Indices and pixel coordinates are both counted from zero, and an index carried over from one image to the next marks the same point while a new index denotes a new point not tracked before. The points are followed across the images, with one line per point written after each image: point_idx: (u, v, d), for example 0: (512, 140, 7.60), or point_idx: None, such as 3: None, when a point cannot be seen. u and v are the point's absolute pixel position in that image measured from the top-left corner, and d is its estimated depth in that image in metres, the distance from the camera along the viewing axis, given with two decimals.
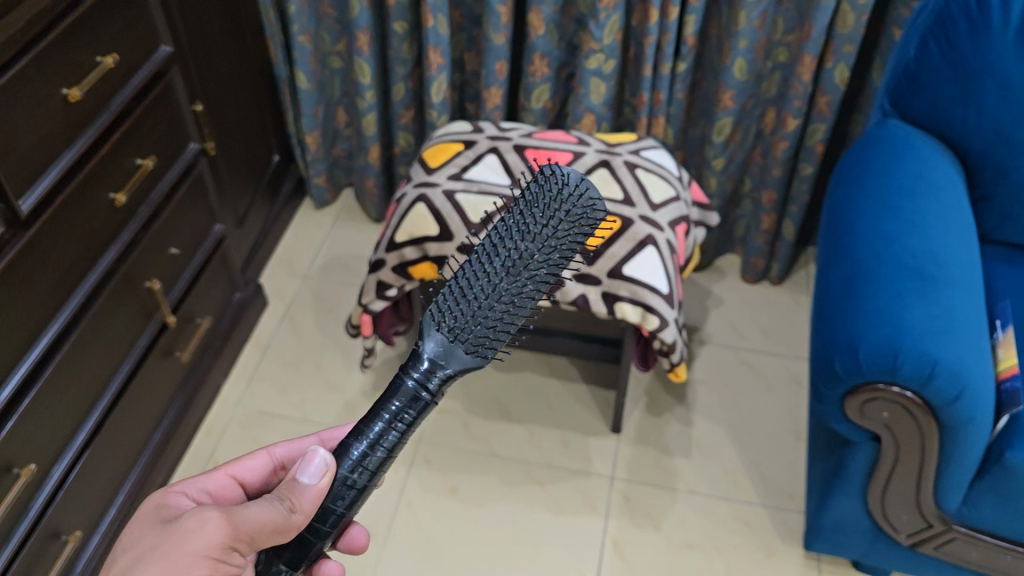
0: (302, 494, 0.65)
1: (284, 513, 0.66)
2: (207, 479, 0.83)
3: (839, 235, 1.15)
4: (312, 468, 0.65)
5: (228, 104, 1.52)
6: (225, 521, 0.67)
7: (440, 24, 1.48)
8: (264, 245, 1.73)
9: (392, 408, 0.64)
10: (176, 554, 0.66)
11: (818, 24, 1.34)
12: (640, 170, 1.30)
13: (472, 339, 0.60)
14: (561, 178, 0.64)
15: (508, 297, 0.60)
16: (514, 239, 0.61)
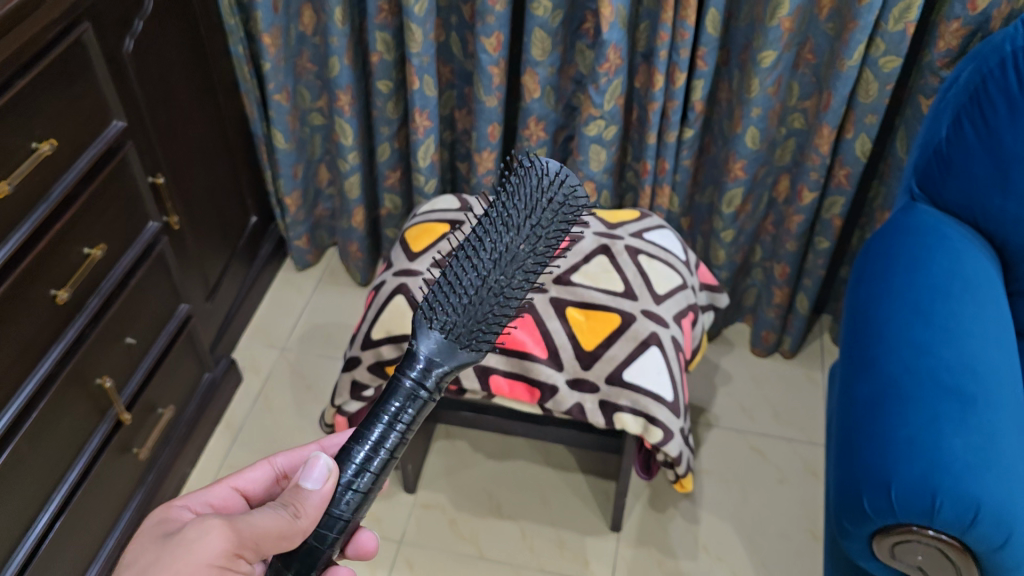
0: (309, 498, 0.62)
1: (289, 518, 0.62)
2: (210, 492, 0.81)
3: (866, 335, 1.03)
4: (315, 473, 0.61)
5: (198, 169, 1.41)
6: (227, 529, 0.63)
7: (427, 86, 1.36)
8: (240, 314, 1.61)
9: (391, 410, 0.62)
10: (178, 563, 0.61)
11: (838, 94, 1.23)
12: (643, 255, 1.18)
13: (467, 335, 0.61)
14: (538, 175, 0.67)
15: (503, 287, 0.61)
16: (500, 233, 0.63)
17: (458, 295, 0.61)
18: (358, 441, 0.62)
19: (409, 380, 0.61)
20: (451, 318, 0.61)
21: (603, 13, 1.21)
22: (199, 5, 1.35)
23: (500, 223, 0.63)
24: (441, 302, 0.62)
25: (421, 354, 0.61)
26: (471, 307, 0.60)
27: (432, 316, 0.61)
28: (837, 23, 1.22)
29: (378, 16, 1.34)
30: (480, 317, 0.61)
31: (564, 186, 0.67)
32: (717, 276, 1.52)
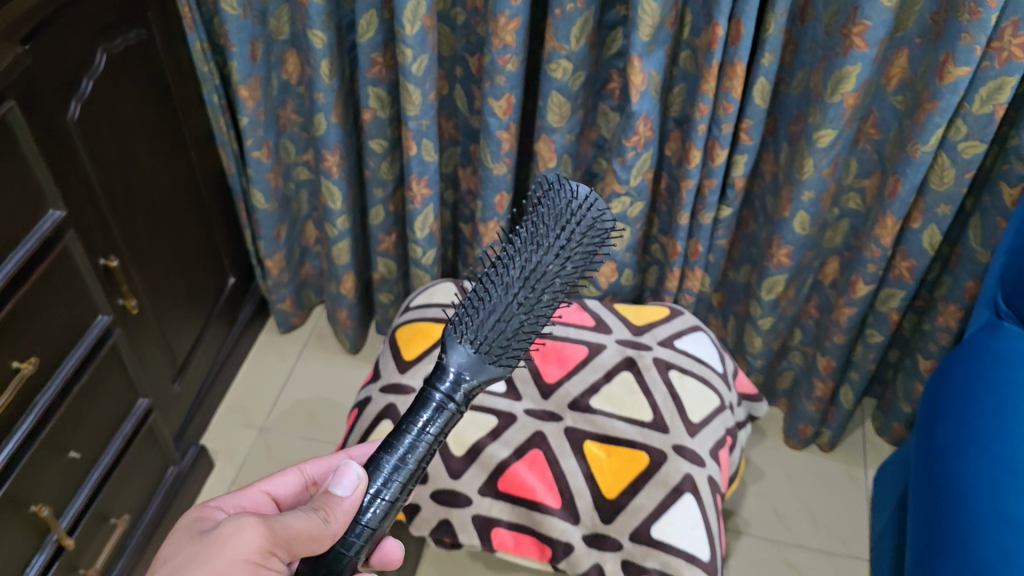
0: (343, 503, 0.57)
1: (319, 521, 0.57)
2: (239, 497, 0.72)
3: (938, 477, 0.84)
4: (346, 480, 0.58)
5: (164, 238, 1.24)
6: (261, 529, 0.57)
7: (426, 150, 1.18)
8: (213, 389, 1.44)
9: (420, 421, 0.56)
10: (215, 561, 0.56)
11: (907, 182, 1.04)
12: (674, 370, 1.01)
13: (497, 350, 0.56)
14: (569, 192, 0.64)
15: (533, 303, 0.58)
16: (531, 250, 0.60)
17: (487, 308, 0.57)
18: (386, 450, 0.57)
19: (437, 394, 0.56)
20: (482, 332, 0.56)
21: (634, 80, 1.03)
22: (166, 53, 1.18)
23: (532, 241, 0.61)
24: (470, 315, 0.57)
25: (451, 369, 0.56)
26: (502, 321, 0.57)
27: (462, 330, 0.57)
28: (907, 95, 1.04)
29: (371, 69, 1.16)
30: (509, 333, 0.57)
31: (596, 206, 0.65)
32: (751, 365, 1.35)
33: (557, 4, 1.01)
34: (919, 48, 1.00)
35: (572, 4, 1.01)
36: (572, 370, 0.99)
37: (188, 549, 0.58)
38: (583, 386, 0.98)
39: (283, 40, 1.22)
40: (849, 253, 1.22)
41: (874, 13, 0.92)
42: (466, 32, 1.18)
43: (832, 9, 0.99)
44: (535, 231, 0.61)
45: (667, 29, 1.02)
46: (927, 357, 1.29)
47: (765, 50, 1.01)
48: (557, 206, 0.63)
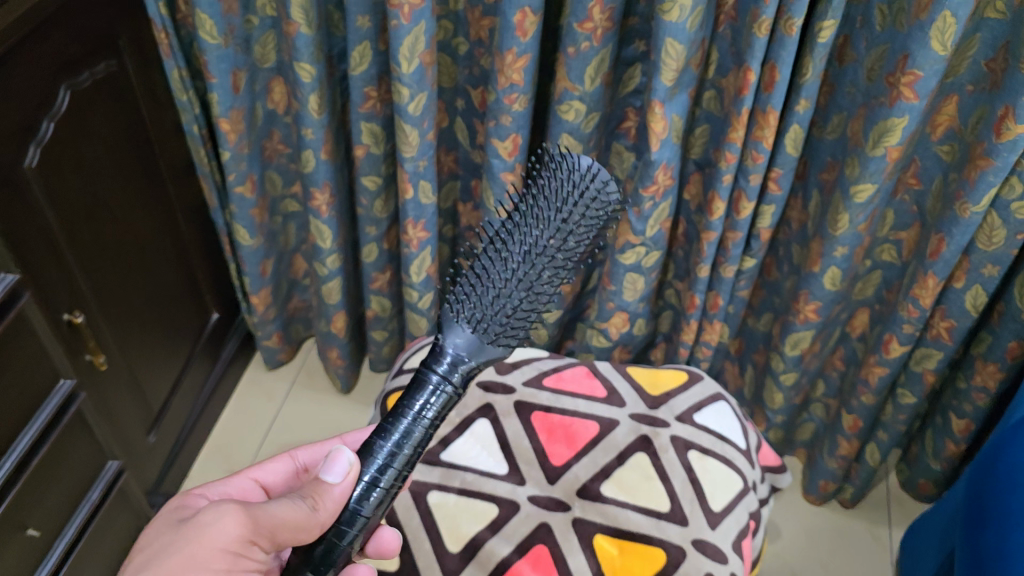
0: (332, 492, 0.53)
1: (305, 510, 0.53)
2: (227, 485, 0.70)
3: (984, 552, 0.71)
4: (336, 467, 0.53)
5: (138, 282, 1.14)
6: (240, 519, 0.54)
7: (423, 192, 1.08)
8: (193, 434, 1.35)
9: (417, 404, 0.52)
10: (192, 548, 0.53)
11: (953, 242, 0.94)
12: (693, 450, 0.92)
13: (496, 330, 0.52)
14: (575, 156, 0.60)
15: (535, 279, 0.53)
16: (533, 220, 0.55)
17: (486, 285, 0.53)
18: (380, 436, 0.53)
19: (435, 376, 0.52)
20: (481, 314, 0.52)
21: (654, 127, 0.93)
22: (139, 85, 1.07)
23: (534, 210, 0.56)
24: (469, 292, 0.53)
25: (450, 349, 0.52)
26: (502, 300, 0.52)
27: (458, 310, 0.53)
28: (955, 145, 0.94)
29: (363, 104, 1.06)
30: (509, 312, 0.52)
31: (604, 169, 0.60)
32: (771, 419, 1.25)
33: (570, 41, 0.91)
34: (970, 96, 0.90)
35: (587, 42, 0.91)
36: (582, 450, 0.90)
37: (167, 538, 0.56)
38: (594, 469, 0.89)
39: (268, 68, 1.12)
40: (881, 307, 1.12)
41: (926, 63, 0.82)
42: (469, 63, 1.08)
43: (876, 53, 0.88)
44: (537, 199, 0.56)
45: (691, 72, 0.92)
46: (960, 416, 1.19)
47: (801, 97, 0.91)
48: (561, 171, 0.58)
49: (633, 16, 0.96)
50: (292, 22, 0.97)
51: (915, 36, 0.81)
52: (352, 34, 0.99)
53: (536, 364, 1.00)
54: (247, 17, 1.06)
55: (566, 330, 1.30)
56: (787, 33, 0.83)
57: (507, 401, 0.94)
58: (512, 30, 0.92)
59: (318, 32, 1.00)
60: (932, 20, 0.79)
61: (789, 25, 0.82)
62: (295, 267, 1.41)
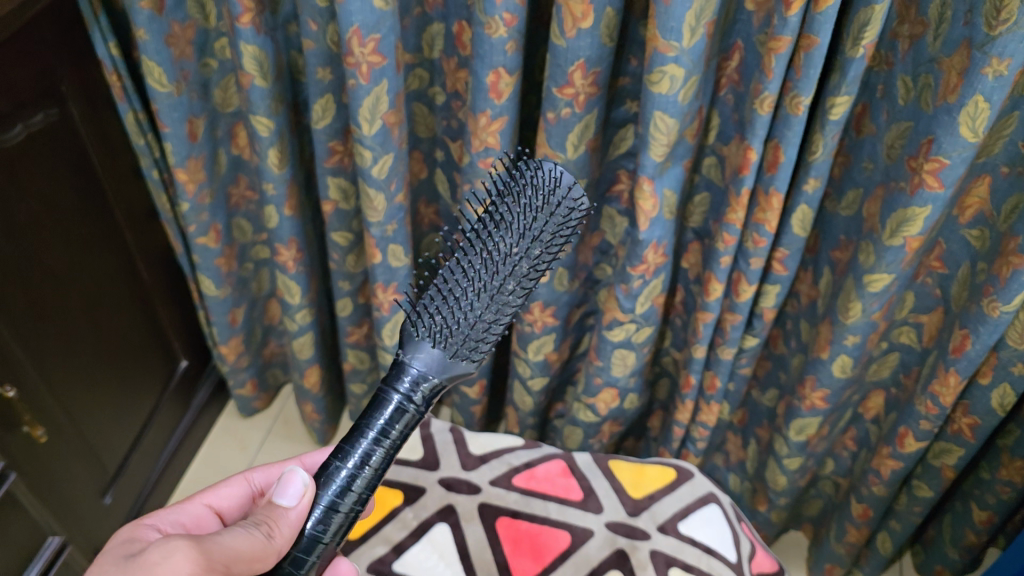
0: (289, 518, 0.51)
1: (262, 538, 0.51)
2: (180, 513, 0.63)
3: None
4: (290, 490, 0.52)
5: (90, 340, 1.05)
6: (193, 551, 0.50)
7: (394, 255, 0.99)
8: (157, 489, 1.27)
9: (378, 425, 0.52)
10: None
11: (979, 340, 0.83)
12: (675, 567, 0.81)
13: (463, 346, 0.53)
14: (542, 174, 0.61)
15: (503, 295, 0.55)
16: (501, 236, 0.56)
17: (457, 300, 0.54)
18: (339, 460, 0.51)
19: (397, 397, 0.52)
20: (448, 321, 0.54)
21: (643, 204, 0.83)
22: (87, 129, 0.98)
23: (502, 227, 0.57)
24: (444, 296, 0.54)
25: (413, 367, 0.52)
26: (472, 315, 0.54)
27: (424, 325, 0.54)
28: (986, 231, 0.82)
29: (329, 159, 0.97)
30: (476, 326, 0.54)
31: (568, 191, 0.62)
32: (773, 500, 1.15)
33: (550, 106, 0.81)
34: (1004, 179, 0.78)
35: (568, 109, 0.81)
36: (549, 566, 0.81)
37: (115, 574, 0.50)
38: None
39: (230, 113, 1.05)
40: (897, 392, 1.01)
41: (953, 149, 0.70)
42: (446, 114, 0.98)
43: (898, 129, 0.77)
44: (505, 217, 0.57)
45: (686, 143, 0.81)
46: (982, 508, 1.06)
47: (810, 175, 0.80)
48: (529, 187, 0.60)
49: (624, 76, 0.86)
50: (246, 73, 0.88)
51: (941, 119, 0.70)
52: (313, 86, 0.89)
53: (507, 457, 0.91)
54: (205, 61, 0.98)
55: (554, 395, 1.20)
56: (793, 112, 0.73)
57: (470, 503, 0.85)
58: (486, 91, 0.82)
59: (276, 83, 0.91)
60: (962, 103, 0.68)
61: (796, 103, 0.72)
62: (271, 314, 1.33)
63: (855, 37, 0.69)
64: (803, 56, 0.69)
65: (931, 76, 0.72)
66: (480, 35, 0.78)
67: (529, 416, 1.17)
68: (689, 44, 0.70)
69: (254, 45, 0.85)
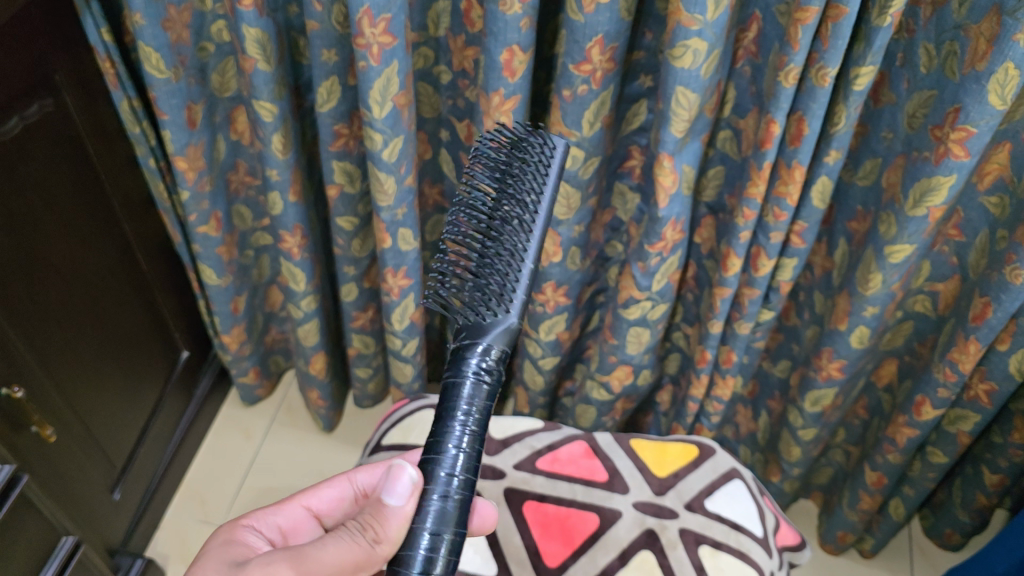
0: (393, 516, 0.51)
1: (366, 546, 0.53)
2: (278, 514, 0.64)
3: None
4: (398, 488, 0.50)
5: (93, 335, 1.03)
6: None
7: (403, 239, 0.97)
8: (165, 481, 1.26)
9: (462, 407, 0.51)
10: None
11: (1000, 308, 0.83)
12: (704, 545, 0.81)
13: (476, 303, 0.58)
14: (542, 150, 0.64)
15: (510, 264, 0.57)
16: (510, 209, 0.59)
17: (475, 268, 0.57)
18: (436, 453, 0.50)
19: (469, 375, 0.52)
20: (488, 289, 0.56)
21: (662, 181, 0.82)
22: (81, 116, 0.95)
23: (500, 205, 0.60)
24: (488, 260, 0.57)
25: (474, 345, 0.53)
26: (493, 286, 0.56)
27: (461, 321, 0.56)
28: (1005, 198, 0.82)
29: (334, 143, 0.94)
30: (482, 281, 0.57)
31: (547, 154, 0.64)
32: (787, 471, 1.15)
33: (566, 84, 0.79)
34: None
35: (585, 86, 0.79)
36: (579, 549, 0.80)
37: None
38: (593, 571, 0.79)
39: (228, 97, 1.02)
40: (911, 360, 1.01)
41: (981, 118, 0.70)
42: (453, 93, 0.96)
43: (919, 98, 0.77)
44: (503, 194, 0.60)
45: (705, 118, 0.80)
46: (993, 471, 1.07)
47: (831, 147, 0.79)
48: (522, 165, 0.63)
49: (639, 50, 0.84)
50: (249, 57, 0.85)
51: (969, 87, 0.70)
52: (318, 69, 0.87)
53: (529, 440, 0.90)
54: (201, 45, 0.95)
55: (564, 373, 1.19)
56: (819, 84, 0.72)
57: (497, 488, 0.84)
58: (499, 70, 0.80)
59: (279, 66, 0.88)
60: (991, 71, 0.67)
61: (822, 75, 0.71)
62: (272, 300, 1.31)
63: (881, 6, 0.68)
64: (830, 26, 0.68)
65: (956, 43, 0.70)
66: (493, 13, 0.76)
67: (539, 396, 1.16)
68: (713, 17, 0.69)
69: (257, 28, 0.83)
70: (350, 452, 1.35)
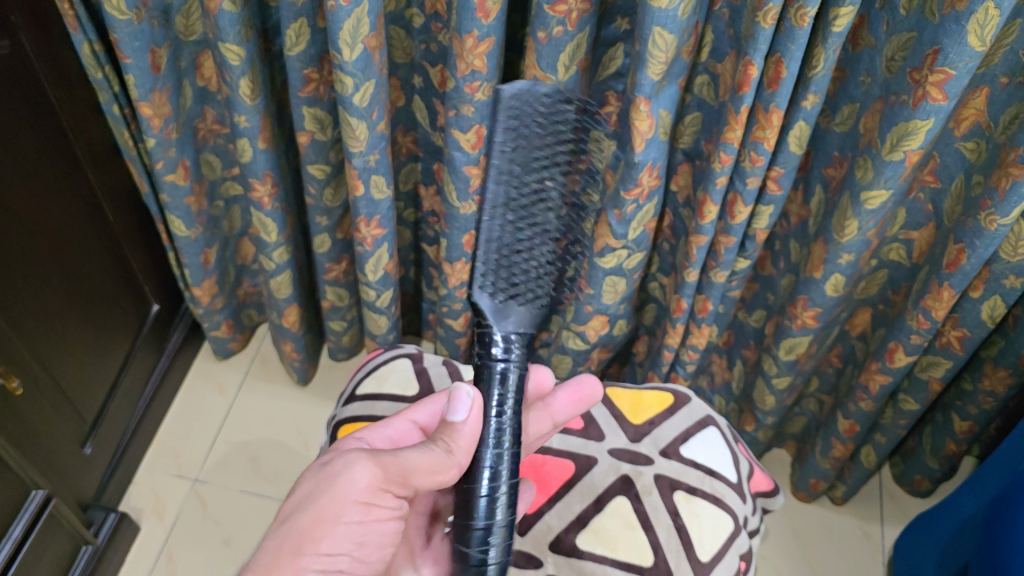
0: (462, 431, 0.60)
1: (441, 452, 0.61)
2: (386, 427, 0.67)
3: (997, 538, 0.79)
4: (460, 405, 0.60)
5: (56, 285, 1.00)
6: (372, 463, 0.60)
7: (376, 187, 0.96)
8: (138, 436, 1.25)
9: (494, 411, 0.61)
10: (328, 499, 0.58)
11: (974, 254, 0.83)
12: (680, 490, 0.82)
13: (503, 288, 0.64)
14: (552, 109, 0.67)
15: (519, 268, 0.65)
16: (502, 223, 0.64)
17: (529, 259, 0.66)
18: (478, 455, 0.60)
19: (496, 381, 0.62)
20: (514, 275, 0.64)
21: (639, 126, 0.81)
22: (39, 59, 0.91)
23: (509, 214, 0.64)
24: (492, 270, 0.64)
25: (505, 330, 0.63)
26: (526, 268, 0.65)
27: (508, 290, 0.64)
28: (982, 142, 0.81)
29: (304, 88, 0.92)
30: (510, 271, 0.64)
31: (555, 114, 0.67)
32: (761, 420, 1.16)
33: (541, 25, 0.78)
34: (1003, 91, 0.77)
35: (560, 27, 0.77)
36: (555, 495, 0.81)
37: (310, 484, 0.59)
38: (569, 517, 0.79)
39: (194, 41, 0.99)
40: (886, 308, 1.02)
41: (961, 59, 0.69)
42: (426, 37, 0.94)
43: (898, 41, 0.76)
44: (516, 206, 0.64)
45: (683, 60, 0.79)
46: (963, 418, 1.08)
47: (809, 91, 0.78)
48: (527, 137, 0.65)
49: None
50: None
51: (949, 28, 0.69)
52: (286, 10, 0.84)
53: None
54: None
55: None
56: (798, 25, 0.71)
57: None
58: (473, 11, 0.78)
59: (245, 8, 0.86)
60: (971, 11, 0.66)
61: (801, 15, 0.70)
62: (243, 253, 1.29)
63: None
64: None
65: None
66: None
67: None
68: None
69: None
70: (325, 405, 1.35)
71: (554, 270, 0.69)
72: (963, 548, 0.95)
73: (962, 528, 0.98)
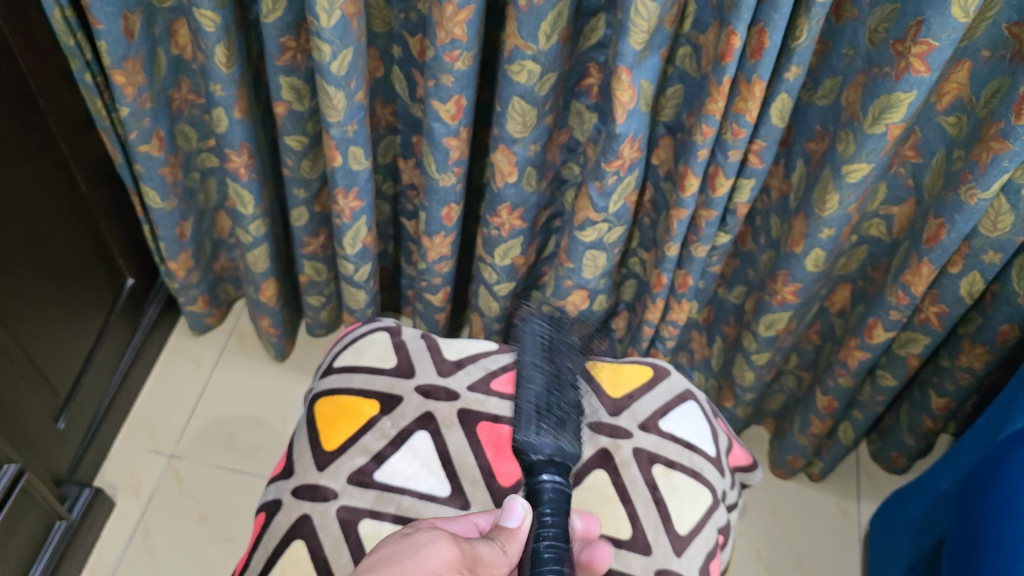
0: (516, 537, 0.64)
1: (500, 552, 0.63)
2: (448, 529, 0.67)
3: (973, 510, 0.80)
4: (513, 514, 0.65)
5: (27, 255, 0.98)
6: (452, 543, 0.60)
7: (354, 158, 0.94)
8: (112, 411, 1.23)
9: (546, 495, 0.65)
10: (415, 563, 0.58)
11: (954, 229, 0.83)
12: (658, 464, 0.82)
13: (545, 420, 0.71)
14: (532, 334, 0.79)
15: (537, 400, 0.73)
16: (530, 371, 0.75)
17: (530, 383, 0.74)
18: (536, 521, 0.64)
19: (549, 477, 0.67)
20: (544, 412, 0.72)
21: (620, 97, 0.80)
22: (8, 23, 0.89)
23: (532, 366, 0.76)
24: (534, 418, 0.71)
25: (541, 455, 0.69)
26: (543, 397, 0.73)
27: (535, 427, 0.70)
28: (963, 117, 0.81)
29: (281, 56, 0.90)
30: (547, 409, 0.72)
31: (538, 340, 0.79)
32: (740, 396, 1.16)
33: None
34: (985, 64, 0.76)
35: None
36: None
37: (391, 547, 0.60)
38: None
39: (168, 8, 0.97)
40: (865, 284, 1.02)
41: (944, 31, 0.69)
42: (405, 5, 0.92)
43: (882, 13, 0.75)
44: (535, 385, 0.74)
45: (665, 31, 0.78)
46: (940, 395, 1.09)
47: (792, 63, 0.78)
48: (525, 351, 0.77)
49: None
50: None
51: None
52: None
53: (483, 361, 0.88)
54: None
55: (519, 300, 1.18)
56: None
57: (450, 410, 0.83)
58: None
59: None
60: None
61: None
62: (220, 227, 1.27)
63: None
64: None
65: None
66: None
67: (494, 322, 1.14)
68: None
69: None
70: (304, 381, 1.33)
71: (566, 413, 0.73)
72: (939, 523, 0.96)
73: (937, 502, 0.99)
